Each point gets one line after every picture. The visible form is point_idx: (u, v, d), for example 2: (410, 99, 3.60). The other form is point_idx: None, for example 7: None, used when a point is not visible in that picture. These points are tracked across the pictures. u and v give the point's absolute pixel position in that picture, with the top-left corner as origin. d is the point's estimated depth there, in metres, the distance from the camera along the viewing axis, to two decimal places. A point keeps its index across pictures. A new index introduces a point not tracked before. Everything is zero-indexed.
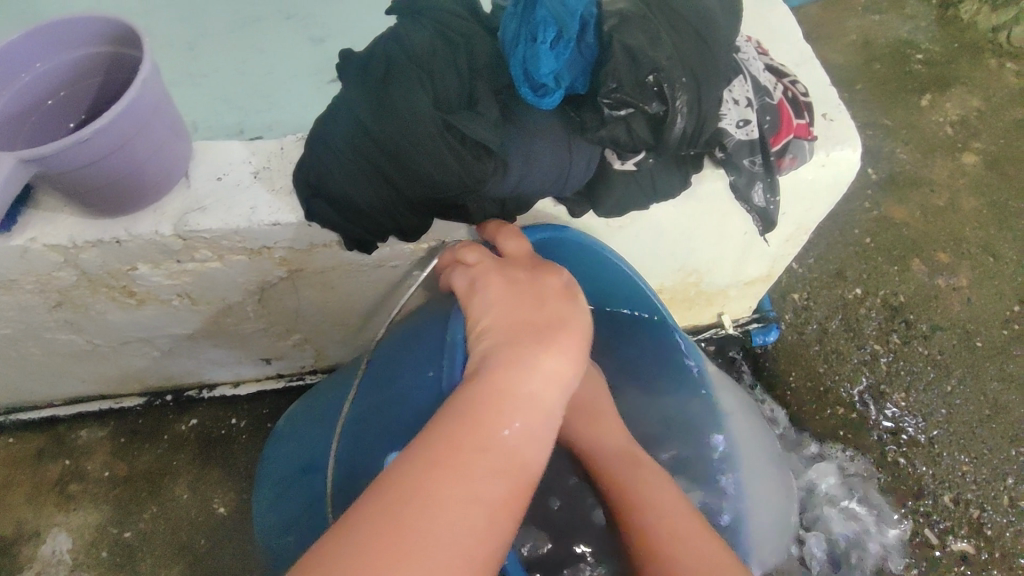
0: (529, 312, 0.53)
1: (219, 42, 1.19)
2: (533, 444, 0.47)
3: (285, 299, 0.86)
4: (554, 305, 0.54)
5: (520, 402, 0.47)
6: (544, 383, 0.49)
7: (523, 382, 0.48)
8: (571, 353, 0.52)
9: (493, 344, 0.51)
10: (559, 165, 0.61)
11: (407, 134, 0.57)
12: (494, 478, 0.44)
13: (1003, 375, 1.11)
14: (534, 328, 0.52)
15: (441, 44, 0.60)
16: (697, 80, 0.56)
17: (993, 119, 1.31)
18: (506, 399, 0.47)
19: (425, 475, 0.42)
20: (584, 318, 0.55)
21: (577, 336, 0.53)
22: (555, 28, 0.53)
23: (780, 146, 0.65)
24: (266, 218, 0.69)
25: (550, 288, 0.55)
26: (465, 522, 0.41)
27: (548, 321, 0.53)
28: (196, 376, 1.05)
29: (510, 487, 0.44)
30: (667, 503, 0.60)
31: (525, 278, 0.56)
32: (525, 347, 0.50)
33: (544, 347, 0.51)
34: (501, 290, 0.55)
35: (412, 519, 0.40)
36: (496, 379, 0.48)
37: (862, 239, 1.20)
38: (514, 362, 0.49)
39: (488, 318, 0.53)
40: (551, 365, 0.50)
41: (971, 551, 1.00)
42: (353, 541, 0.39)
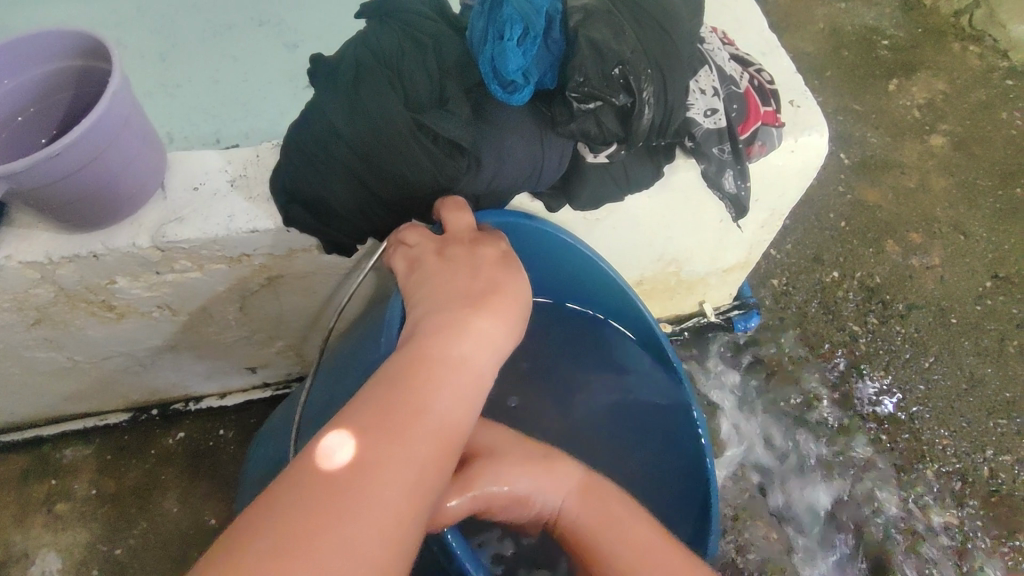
0: (465, 283, 0.52)
1: (190, 52, 1.18)
2: (468, 407, 0.46)
3: (266, 306, 0.86)
4: (490, 272, 0.53)
5: (454, 367, 0.47)
6: (477, 344, 0.48)
7: (458, 347, 0.48)
8: (505, 318, 0.51)
9: (431, 315, 0.50)
10: (531, 162, 0.62)
11: (379, 135, 0.58)
12: (428, 444, 0.43)
13: (978, 350, 1.13)
14: (468, 297, 0.51)
15: (409, 44, 0.60)
16: (661, 71, 0.58)
17: (958, 101, 1.34)
18: (440, 365, 0.46)
19: (358, 444, 0.41)
20: (522, 281, 0.54)
21: (513, 298, 0.52)
22: (522, 25, 0.54)
23: (748, 134, 0.67)
24: (244, 225, 0.69)
25: (489, 256, 0.54)
26: (397, 492, 0.40)
27: (480, 290, 0.51)
28: (182, 389, 1.04)
29: (445, 454, 0.44)
30: (621, 518, 0.54)
31: (462, 254, 0.54)
32: (461, 315, 0.49)
33: (481, 315, 0.50)
34: (435, 268, 0.54)
35: (338, 484, 0.39)
36: (431, 345, 0.47)
37: (837, 223, 1.22)
38: (443, 327, 0.48)
39: (430, 295, 0.52)
40: (484, 327, 0.49)
41: (955, 523, 1.02)
42: (279, 509, 0.38)
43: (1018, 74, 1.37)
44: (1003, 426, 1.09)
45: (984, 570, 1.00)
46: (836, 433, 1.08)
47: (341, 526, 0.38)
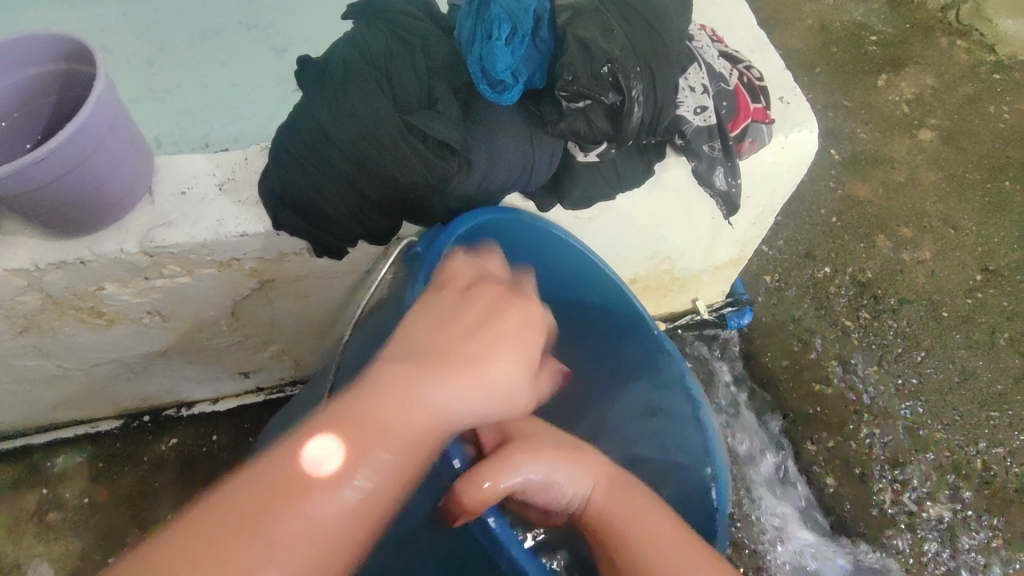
0: (462, 324, 0.50)
1: (178, 56, 1.17)
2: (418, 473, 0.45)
3: (258, 310, 0.86)
4: (507, 310, 0.52)
5: (411, 430, 0.44)
6: (434, 411, 0.46)
7: (420, 406, 0.45)
8: (510, 371, 0.50)
9: (405, 360, 0.47)
10: (523, 161, 0.61)
11: (368, 137, 0.58)
12: (360, 509, 0.42)
13: (969, 342, 1.14)
14: (467, 347, 0.49)
15: (397, 45, 0.60)
16: (650, 69, 0.57)
17: (947, 96, 1.34)
18: (396, 422, 0.44)
19: (283, 498, 0.40)
20: (521, 331, 0.51)
21: (487, 359, 0.49)
22: (510, 24, 0.54)
23: (737, 132, 0.67)
24: (234, 229, 0.69)
25: (495, 289, 0.53)
26: (316, 554, 0.40)
27: (498, 330, 0.50)
28: (174, 395, 1.03)
29: (377, 519, 0.43)
30: (646, 513, 0.52)
31: (479, 289, 0.52)
32: (432, 371, 0.47)
33: (460, 376, 0.47)
34: (449, 292, 0.51)
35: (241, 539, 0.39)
36: (394, 397, 0.45)
37: (828, 218, 1.23)
38: (409, 382, 0.46)
39: (414, 329, 0.49)
40: (448, 390, 0.46)
41: (949, 516, 1.03)
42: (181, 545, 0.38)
43: (1005, 68, 1.38)
44: (995, 418, 1.09)
45: (977, 562, 1.01)
46: (830, 427, 1.08)
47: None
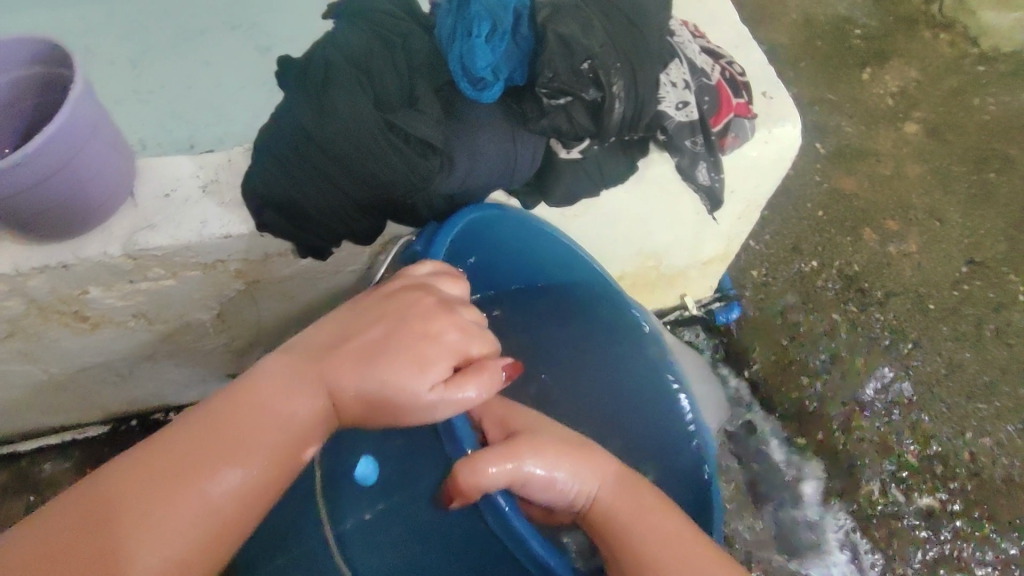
0: (365, 326, 0.52)
1: (162, 57, 1.16)
2: (294, 461, 0.48)
3: (245, 312, 0.86)
4: (419, 317, 0.51)
5: (284, 423, 0.48)
6: (297, 408, 0.48)
7: (293, 400, 0.48)
8: (409, 374, 0.49)
9: (290, 358, 0.50)
10: (505, 159, 0.61)
11: (349, 136, 0.58)
12: (235, 494, 0.46)
13: (956, 334, 1.15)
14: (360, 349, 0.50)
15: (378, 44, 0.60)
16: (631, 65, 0.58)
17: (931, 88, 1.35)
18: (268, 414, 0.47)
19: (167, 483, 0.44)
20: (427, 326, 0.51)
21: (363, 357, 0.50)
22: (489, 22, 0.55)
23: (720, 127, 0.67)
24: (217, 230, 0.68)
25: (428, 299, 0.52)
26: (189, 540, 0.44)
27: (400, 333, 0.50)
28: (162, 399, 1.03)
29: (256, 501, 0.47)
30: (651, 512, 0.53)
31: (400, 298, 0.53)
32: (312, 369, 0.50)
33: (342, 374, 0.49)
34: (368, 302, 0.54)
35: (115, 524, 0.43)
36: (268, 391, 0.48)
37: (815, 212, 1.23)
38: (281, 382, 0.49)
39: (316, 333, 0.53)
40: (314, 392, 0.49)
41: (937, 506, 1.04)
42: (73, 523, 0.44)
43: (988, 61, 1.39)
44: (981, 409, 1.10)
45: (965, 551, 1.02)
46: (819, 421, 1.09)
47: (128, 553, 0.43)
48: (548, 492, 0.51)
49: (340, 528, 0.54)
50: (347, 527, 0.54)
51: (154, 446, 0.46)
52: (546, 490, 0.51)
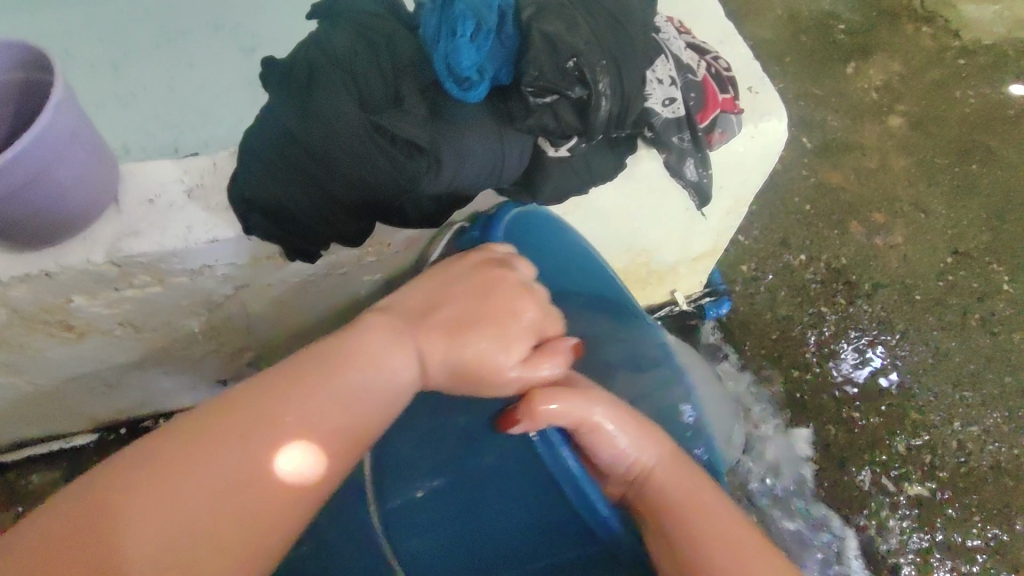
0: (452, 298, 0.56)
1: (144, 61, 1.15)
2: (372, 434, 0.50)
3: (234, 318, 0.85)
4: (508, 292, 0.56)
5: (376, 383, 0.50)
6: (387, 373, 0.51)
7: (386, 359, 0.51)
8: (496, 343, 0.54)
9: (385, 319, 0.54)
10: (492, 159, 0.61)
11: (334, 138, 0.57)
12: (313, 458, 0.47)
13: (943, 324, 1.16)
14: (451, 318, 0.55)
15: (362, 45, 0.60)
16: (617, 62, 0.57)
17: (914, 81, 1.36)
18: (363, 371, 0.50)
19: (253, 427, 0.46)
20: (511, 301, 0.56)
21: (451, 324, 0.54)
22: (473, 21, 0.55)
23: (707, 123, 0.67)
24: (204, 236, 0.68)
25: (512, 276, 0.57)
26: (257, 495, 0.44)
27: (490, 305, 0.56)
28: (151, 407, 1.03)
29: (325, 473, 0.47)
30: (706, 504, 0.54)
31: (487, 271, 0.58)
32: (405, 332, 0.53)
33: (434, 338, 0.53)
34: (455, 270, 0.58)
35: (197, 456, 0.44)
36: (364, 346, 0.51)
37: (803, 206, 1.24)
38: (376, 343, 0.52)
39: (405, 298, 0.56)
40: (401, 358, 0.52)
41: (927, 495, 1.05)
42: (163, 445, 0.44)
43: (970, 54, 1.40)
44: (968, 397, 1.11)
45: (954, 539, 1.03)
46: (810, 414, 1.10)
47: (198, 490, 0.43)
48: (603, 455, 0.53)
49: (383, 508, 0.54)
50: (391, 507, 0.54)
51: (252, 389, 0.48)
52: (604, 448, 0.53)
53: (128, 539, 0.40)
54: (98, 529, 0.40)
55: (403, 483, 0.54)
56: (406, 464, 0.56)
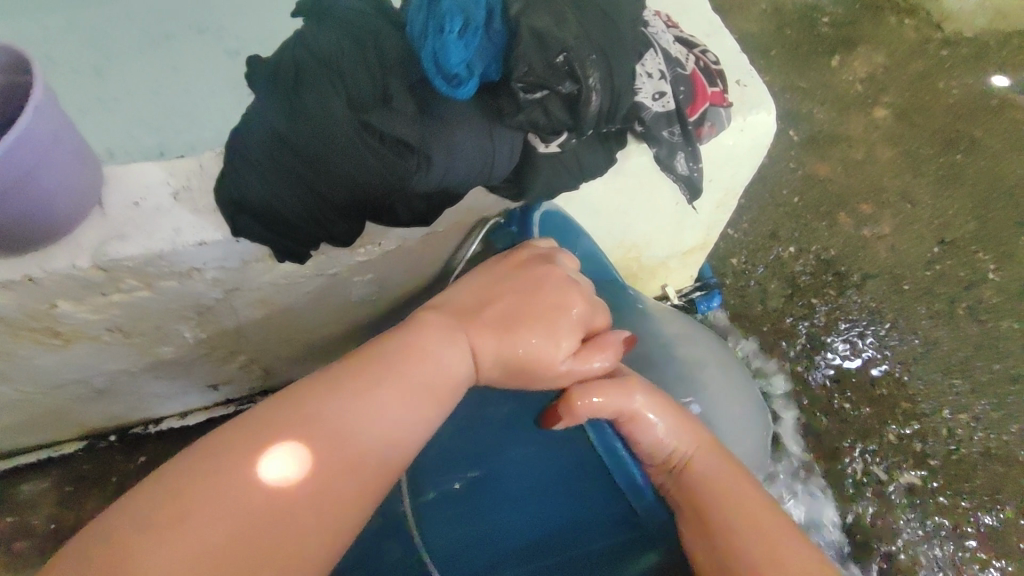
0: (501, 294, 0.61)
1: (127, 63, 1.13)
2: (426, 426, 0.54)
3: (225, 322, 0.84)
4: (557, 287, 0.61)
5: (432, 377, 0.55)
6: (440, 368, 0.55)
7: (445, 354, 0.56)
8: (546, 338, 0.59)
9: (441, 317, 0.59)
10: (483, 156, 0.60)
11: (324, 138, 0.57)
12: (372, 449, 0.50)
13: (931, 313, 1.17)
14: (502, 313, 0.60)
15: (348, 43, 0.59)
16: (606, 56, 0.57)
17: (898, 73, 1.38)
18: (426, 364, 0.55)
19: (314, 419, 0.49)
20: (558, 296, 0.61)
21: (499, 321, 0.59)
22: (461, 18, 0.54)
23: (696, 116, 0.67)
24: (191, 238, 0.67)
25: (559, 272, 0.62)
26: (317, 484, 0.47)
27: (541, 300, 0.60)
28: (142, 413, 1.02)
29: (385, 462, 0.51)
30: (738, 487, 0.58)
31: (535, 268, 0.62)
32: (460, 329, 0.58)
33: (487, 334, 0.58)
34: (503, 268, 0.63)
35: (262, 443, 0.47)
36: (425, 342, 0.56)
37: (791, 198, 1.25)
38: (430, 341, 0.56)
39: (457, 299, 0.61)
40: (451, 355, 0.56)
41: (918, 482, 1.06)
42: (232, 438, 0.48)
43: (952, 45, 1.41)
44: (958, 385, 1.12)
45: (947, 525, 1.04)
46: (802, 405, 1.10)
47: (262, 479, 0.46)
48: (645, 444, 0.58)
49: (419, 500, 0.62)
50: (427, 499, 0.62)
51: (314, 387, 0.52)
52: (645, 435, 0.58)
53: (192, 525, 0.43)
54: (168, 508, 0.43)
55: (440, 478, 0.63)
56: (443, 462, 0.64)
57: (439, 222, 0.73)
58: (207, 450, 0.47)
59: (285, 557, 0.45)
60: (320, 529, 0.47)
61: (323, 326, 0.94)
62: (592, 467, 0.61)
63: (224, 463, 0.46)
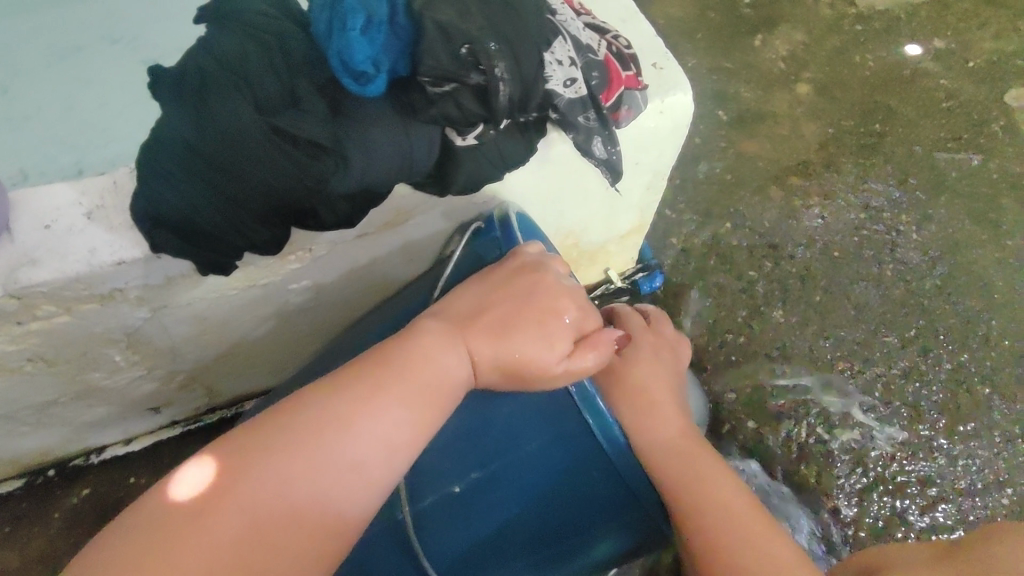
0: (499, 299, 0.64)
1: (37, 80, 1.08)
2: (424, 431, 0.56)
3: (156, 341, 0.81)
4: (549, 293, 0.65)
5: (428, 383, 0.57)
6: (437, 373, 0.58)
7: (442, 357, 0.59)
8: (541, 341, 0.62)
9: (437, 322, 0.61)
10: (400, 150, 0.60)
11: (235, 145, 0.56)
12: (373, 460, 0.53)
13: (861, 276, 1.22)
14: (496, 319, 0.63)
15: (252, 46, 0.58)
16: (511, 45, 0.57)
17: (817, 50, 1.42)
18: (425, 367, 0.57)
19: (318, 433, 0.52)
20: (554, 297, 0.65)
21: (495, 326, 0.62)
22: (364, 15, 0.54)
23: (612, 101, 0.68)
24: (108, 258, 0.64)
25: (550, 278, 0.66)
26: (317, 494, 0.51)
27: (535, 305, 0.64)
28: (80, 443, 0.99)
29: (386, 468, 0.54)
30: (720, 480, 0.65)
31: (528, 276, 0.66)
32: (457, 335, 0.61)
33: (484, 341, 0.61)
34: (496, 276, 0.66)
35: (260, 458, 0.51)
36: (424, 347, 0.59)
37: (723, 176, 1.29)
38: (429, 345, 0.59)
39: (454, 305, 0.64)
40: (447, 360, 0.59)
41: (858, 440, 1.11)
42: (233, 451, 0.51)
43: (866, 19, 1.47)
44: (890, 344, 1.17)
45: (888, 478, 1.09)
46: (747, 375, 1.14)
47: (261, 492, 0.49)
48: (648, 420, 0.68)
49: (417, 508, 0.66)
50: (426, 505, 0.66)
51: (320, 399, 0.54)
52: (643, 415, 0.68)
53: (190, 539, 0.47)
54: (167, 524, 0.48)
55: (436, 484, 0.67)
56: (443, 466, 0.67)
57: (366, 223, 0.72)
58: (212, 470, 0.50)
59: (282, 563, 0.49)
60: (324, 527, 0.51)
61: (265, 338, 0.92)
62: (586, 467, 0.64)
63: (223, 486, 0.49)
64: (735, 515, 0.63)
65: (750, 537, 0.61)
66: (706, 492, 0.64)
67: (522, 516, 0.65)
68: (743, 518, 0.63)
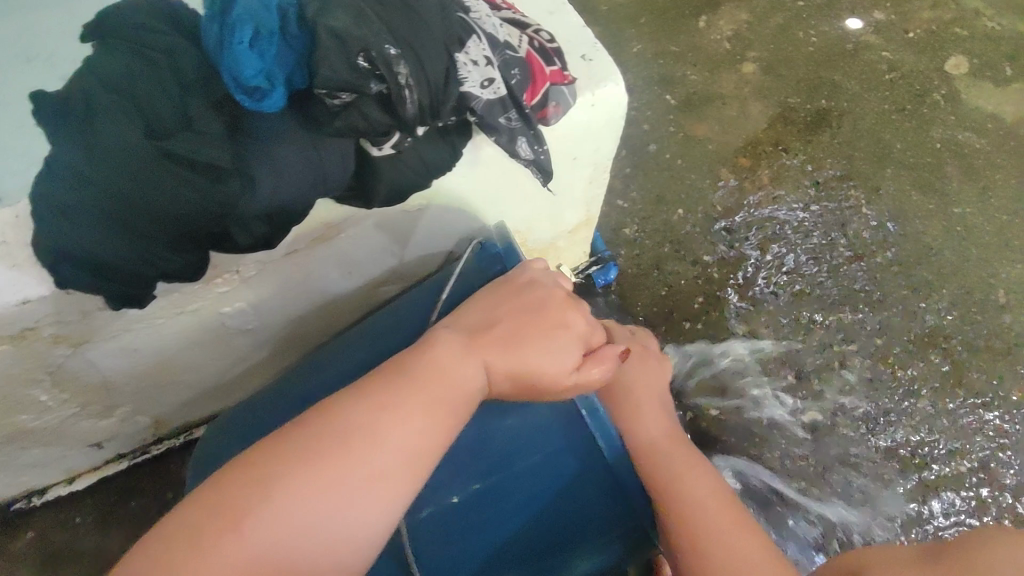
0: (507, 311, 0.62)
1: None
2: (442, 445, 0.52)
3: (83, 376, 0.77)
4: (555, 307, 0.62)
5: (444, 394, 0.54)
6: (452, 384, 0.55)
7: (455, 368, 0.56)
8: (550, 355, 0.59)
9: (452, 333, 0.59)
10: (311, 166, 0.58)
11: (128, 173, 0.54)
12: (382, 480, 0.49)
13: (814, 254, 1.22)
14: (506, 330, 0.60)
15: (140, 66, 0.55)
16: (413, 48, 0.55)
17: (761, 28, 1.42)
18: (440, 377, 0.54)
19: (329, 451, 0.49)
20: (563, 309, 0.62)
21: (505, 335, 0.60)
22: (252, 27, 0.52)
23: (537, 99, 0.65)
24: (12, 297, 0.56)
25: (558, 293, 0.64)
26: (326, 515, 0.47)
27: (542, 318, 0.61)
28: (20, 487, 0.95)
29: (398, 489, 0.50)
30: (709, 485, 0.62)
31: (534, 291, 0.63)
32: (471, 346, 0.58)
33: (494, 351, 0.58)
34: (504, 291, 0.64)
35: (271, 475, 0.48)
36: (439, 357, 0.56)
37: (673, 161, 1.28)
38: (445, 355, 0.56)
39: (462, 319, 0.62)
40: (462, 370, 0.56)
41: (820, 420, 1.11)
42: (245, 468, 0.48)
43: None
44: (845, 321, 1.18)
45: (850, 455, 1.09)
46: (707, 362, 1.14)
47: (270, 509, 0.46)
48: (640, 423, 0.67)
49: (414, 519, 0.63)
50: (424, 516, 0.63)
51: (334, 416, 0.51)
52: (636, 419, 0.67)
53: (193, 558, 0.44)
54: (172, 541, 0.45)
55: (436, 495, 0.63)
56: (443, 478, 0.64)
57: (292, 241, 0.69)
58: (225, 493, 0.47)
59: None
60: (330, 554, 0.47)
61: (206, 365, 0.88)
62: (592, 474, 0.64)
63: (231, 506, 0.46)
64: (720, 520, 0.59)
65: (735, 542, 0.58)
66: (694, 494, 0.61)
67: (523, 531, 0.63)
68: (730, 524, 0.59)
